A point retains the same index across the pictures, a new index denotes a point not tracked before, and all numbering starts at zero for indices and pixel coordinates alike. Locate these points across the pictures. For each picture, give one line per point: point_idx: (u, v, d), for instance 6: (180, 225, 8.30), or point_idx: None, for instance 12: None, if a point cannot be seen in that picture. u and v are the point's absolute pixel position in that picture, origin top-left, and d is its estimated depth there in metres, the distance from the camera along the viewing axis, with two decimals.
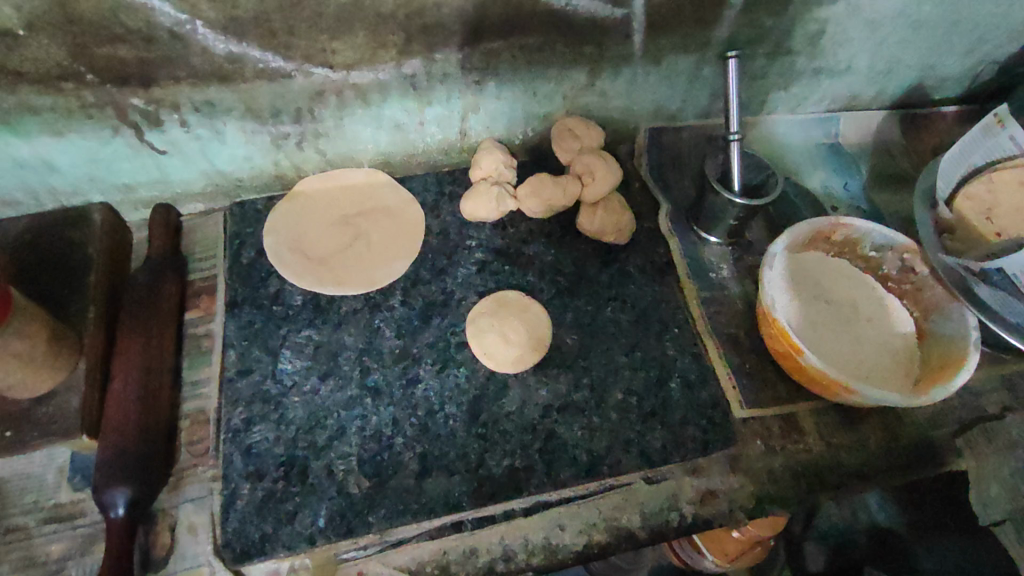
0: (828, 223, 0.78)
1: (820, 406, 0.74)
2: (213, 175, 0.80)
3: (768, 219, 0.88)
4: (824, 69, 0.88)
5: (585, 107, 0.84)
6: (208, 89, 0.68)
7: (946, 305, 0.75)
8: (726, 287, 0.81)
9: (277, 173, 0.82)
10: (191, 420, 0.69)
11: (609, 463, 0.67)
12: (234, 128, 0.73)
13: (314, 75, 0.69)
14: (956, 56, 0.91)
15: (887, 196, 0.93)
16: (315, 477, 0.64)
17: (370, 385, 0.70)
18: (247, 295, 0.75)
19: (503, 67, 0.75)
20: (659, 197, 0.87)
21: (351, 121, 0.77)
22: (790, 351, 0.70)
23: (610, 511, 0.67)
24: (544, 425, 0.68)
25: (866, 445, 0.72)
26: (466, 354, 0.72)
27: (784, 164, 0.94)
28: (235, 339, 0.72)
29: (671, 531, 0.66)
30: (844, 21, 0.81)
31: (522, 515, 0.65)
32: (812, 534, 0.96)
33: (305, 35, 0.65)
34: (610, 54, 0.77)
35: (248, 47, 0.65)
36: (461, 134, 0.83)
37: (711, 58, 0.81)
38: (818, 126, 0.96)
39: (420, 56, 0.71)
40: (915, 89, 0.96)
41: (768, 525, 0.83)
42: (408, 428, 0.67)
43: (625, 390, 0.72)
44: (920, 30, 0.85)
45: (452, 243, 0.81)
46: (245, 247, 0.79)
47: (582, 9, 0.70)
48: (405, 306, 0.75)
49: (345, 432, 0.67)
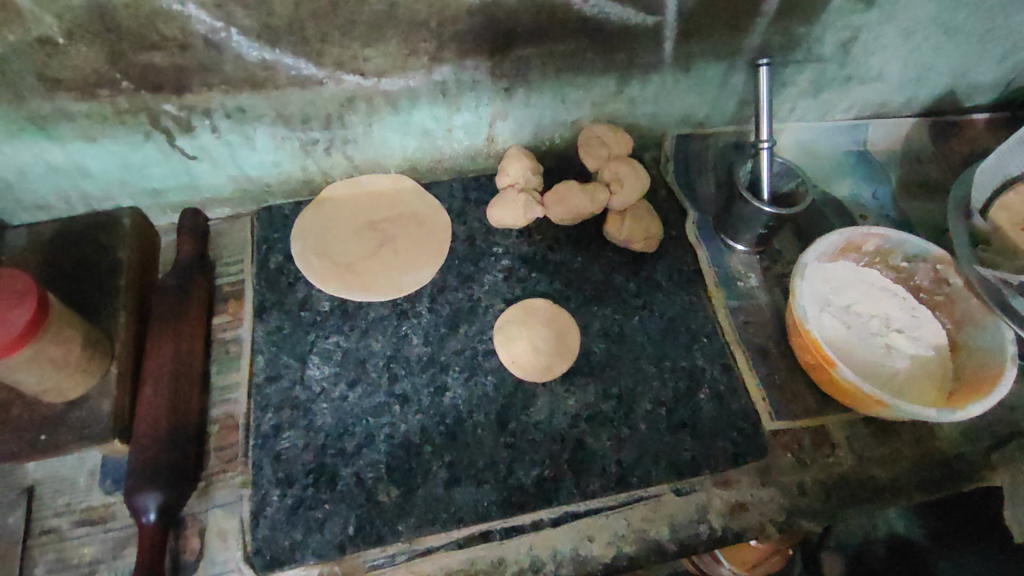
0: (859, 233, 0.77)
1: (851, 419, 0.73)
2: (241, 180, 0.80)
3: (797, 228, 0.87)
4: (855, 77, 0.87)
5: (613, 114, 0.84)
6: (239, 95, 0.68)
7: (979, 317, 0.74)
8: (754, 296, 0.80)
9: (304, 178, 0.82)
10: (219, 426, 0.69)
11: (638, 474, 0.67)
12: (264, 134, 0.74)
13: (345, 82, 0.69)
14: (989, 64, 0.89)
15: (917, 205, 0.92)
16: (344, 484, 0.64)
17: (399, 393, 0.70)
18: (276, 301, 0.76)
19: (532, 74, 0.75)
20: (687, 205, 0.86)
21: (380, 127, 0.77)
22: (822, 362, 0.70)
23: (640, 523, 0.65)
24: (573, 435, 0.68)
25: (898, 459, 0.71)
26: (494, 362, 0.72)
27: (812, 173, 0.93)
28: (264, 345, 0.73)
29: (701, 544, 0.65)
30: (877, 29, 0.80)
31: (550, 525, 0.64)
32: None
33: (338, 42, 0.65)
34: (640, 61, 0.76)
35: (281, 53, 0.65)
36: (488, 140, 0.83)
37: (742, 65, 0.80)
38: (847, 134, 0.95)
39: (452, 63, 0.71)
40: (947, 97, 0.95)
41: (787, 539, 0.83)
42: (436, 436, 0.67)
43: (654, 400, 0.71)
44: (954, 38, 0.84)
45: (478, 251, 0.81)
46: (273, 252, 0.79)
47: (614, 16, 0.70)
48: (432, 313, 0.75)
49: (374, 439, 0.67)
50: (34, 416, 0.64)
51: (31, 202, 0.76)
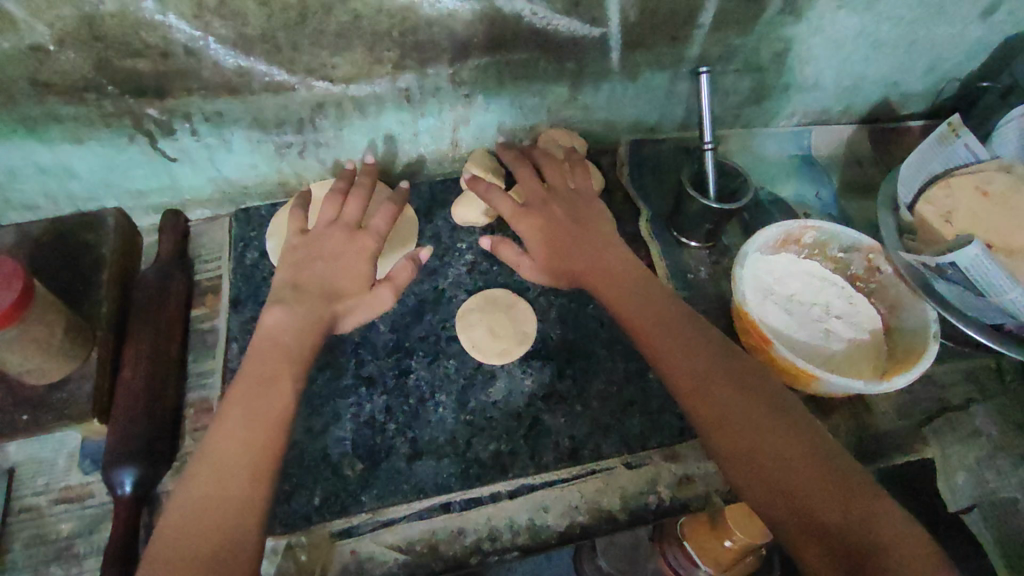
0: (797, 226, 0.82)
1: (792, 397, 0.78)
2: (220, 182, 0.86)
3: (743, 224, 0.93)
4: (793, 85, 0.94)
5: (568, 120, 0.91)
6: (217, 100, 0.74)
7: (907, 300, 0.79)
8: (703, 286, 0.86)
9: (280, 180, 0.88)
10: (194, 409, 0.73)
11: (590, 447, 0.71)
12: (241, 137, 0.79)
13: (316, 88, 0.76)
14: (918, 74, 0.97)
15: (857, 204, 0.99)
16: (313, 459, 0.68)
17: (365, 376, 0.74)
18: (250, 293, 0.80)
19: (490, 81, 0.81)
20: (640, 204, 0.92)
21: (350, 131, 0.83)
22: (761, 343, 0.74)
23: (592, 493, 0.70)
24: (529, 413, 0.72)
25: (836, 433, 0.76)
26: (456, 347, 0.77)
27: (760, 174, 0.99)
28: (238, 333, 0.77)
29: (649, 513, 0.69)
30: (808, 40, 0.87)
31: (507, 497, 0.68)
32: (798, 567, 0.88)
33: (307, 51, 0.71)
34: (590, 70, 0.83)
35: (255, 61, 0.71)
36: (452, 143, 0.90)
37: (684, 74, 0.88)
38: (791, 139, 1.02)
39: (414, 71, 0.77)
40: (882, 105, 1.02)
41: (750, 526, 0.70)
42: (399, 414, 0.71)
43: (606, 380, 0.76)
44: (881, 50, 0.91)
45: (443, 246, 0.86)
46: (249, 249, 0.84)
47: (561, 28, 0.77)
48: (399, 303, 0.80)
49: (341, 418, 0.71)
50: (17, 399, 0.67)
51: (20, 201, 0.81)
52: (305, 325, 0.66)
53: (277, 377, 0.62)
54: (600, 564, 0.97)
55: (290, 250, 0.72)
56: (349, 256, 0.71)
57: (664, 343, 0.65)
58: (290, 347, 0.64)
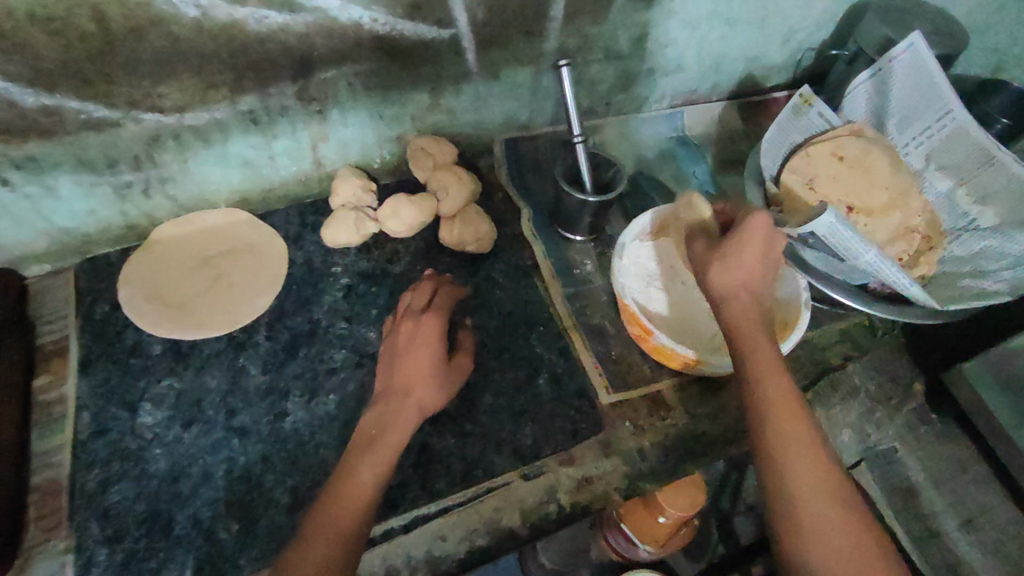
0: (671, 209, 0.83)
1: (682, 381, 0.78)
2: (54, 234, 0.77)
3: (625, 211, 0.93)
4: (657, 69, 0.95)
5: (436, 126, 0.87)
6: (27, 144, 0.66)
7: (781, 271, 0.80)
8: (590, 280, 0.85)
9: (128, 223, 0.80)
10: (42, 492, 0.65)
11: (483, 466, 0.69)
12: (68, 182, 0.72)
13: (144, 120, 0.69)
14: (775, 48, 1.00)
15: (732, 179, 1.01)
16: (181, 528, 0.63)
17: (237, 426, 0.69)
18: (102, 351, 0.73)
19: (342, 95, 0.77)
20: (521, 204, 0.91)
21: (196, 163, 0.77)
22: (643, 333, 0.75)
23: (491, 513, 0.67)
24: (417, 438, 0.70)
25: (726, 411, 0.76)
26: (336, 381, 0.73)
27: (637, 160, 1.00)
28: (90, 399, 0.70)
29: (551, 524, 0.67)
30: (663, 23, 0.88)
31: (401, 532, 0.65)
32: (741, 507, 1.02)
33: (125, 82, 0.65)
34: (447, 73, 0.80)
35: (63, 98, 0.64)
36: (315, 163, 0.85)
37: (547, 68, 0.86)
38: (665, 121, 1.02)
39: (254, 92, 0.72)
40: (746, 80, 1.04)
41: (686, 503, 0.80)
42: (277, 462, 0.67)
43: (495, 392, 0.74)
44: (735, 27, 0.93)
45: (317, 273, 0.82)
46: (98, 302, 0.77)
47: (407, 32, 0.73)
48: (271, 341, 0.75)
49: (211, 477, 0.66)
50: None
51: None
52: (424, 381, 0.66)
53: (392, 411, 0.64)
54: (542, 562, 0.98)
55: (409, 356, 0.68)
56: (422, 345, 0.68)
57: (804, 478, 0.52)
58: (403, 379, 0.66)
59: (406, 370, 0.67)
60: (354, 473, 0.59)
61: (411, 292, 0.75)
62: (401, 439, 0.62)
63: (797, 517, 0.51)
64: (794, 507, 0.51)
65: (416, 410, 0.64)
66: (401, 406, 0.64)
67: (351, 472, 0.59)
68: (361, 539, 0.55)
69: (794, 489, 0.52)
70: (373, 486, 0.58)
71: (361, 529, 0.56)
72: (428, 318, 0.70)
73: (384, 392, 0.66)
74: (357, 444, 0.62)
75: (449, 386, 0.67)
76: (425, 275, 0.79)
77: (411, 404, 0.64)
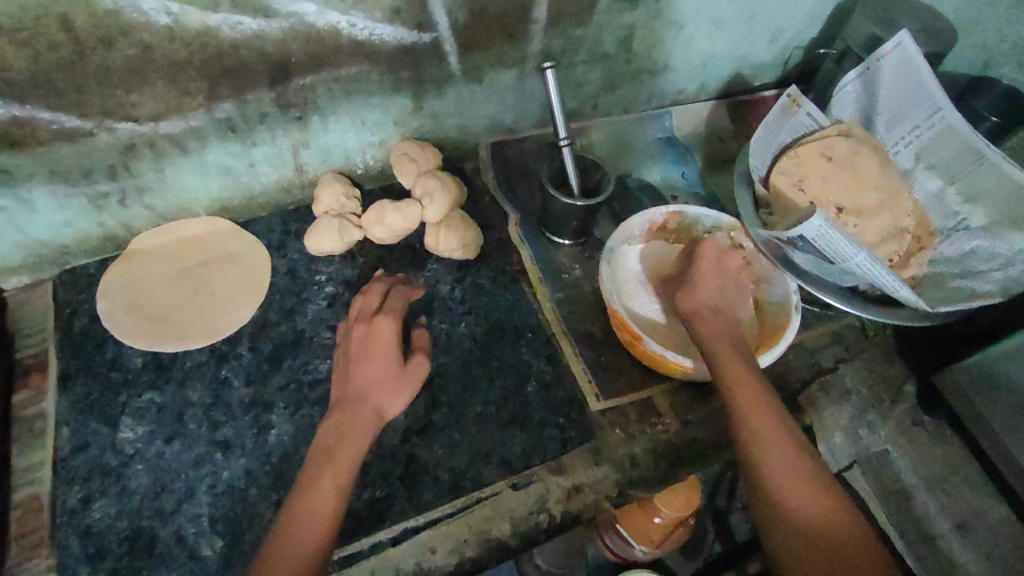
0: (660, 212, 0.81)
1: (672, 385, 0.76)
2: (31, 245, 0.75)
3: (614, 214, 0.92)
4: (644, 69, 0.94)
5: (420, 130, 0.86)
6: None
7: (771, 273, 0.79)
8: (579, 284, 0.84)
9: (106, 234, 0.78)
10: (21, 511, 0.64)
11: (471, 477, 0.68)
12: (43, 194, 0.70)
13: (119, 130, 0.68)
14: (762, 47, 0.99)
15: (720, 180, 1.00)
16: (164, 545, 0.62)
17: (220, 440, 0.68)
18: (81, 366, 0.72)
19: (322, 101, 0.76)
20: (508, 208, 0.90)
21: (174, 171, 0.75)
22: (632, 339, 0.74)
23: (481, 524, 0.66)
24: (405, 450, 0.69)
25: (719, 417, 0.75)
26: (320, 392, 0.72)
27: (625, 162, 0.99)
28: (69, 415, 0.69)
29: (541, 534, 0.67)
30: (649, 23, 0.87)
31: (389, 544, 0.64)
32: (736, 505, 1.00)
33: (98, 91, 0.64)
34: (430, 78, 0.79)
35: (34, 108, 0.62)
36: (297, 169, 0.83)
37: (531, 70, 0.85)
38: (653, 122, 1.01)
39: (231, 99, 0.70)
40: (734, 79, 1.03)
41: (681, 503, 0.77)
42: (262, 476, 0.66)
43: (484, 401, 0.74)
44: (722, 27, 0.92)
45: (301, 281, 0.80)
46: (77, 315, 0.76)
47: (386, 37, 0.72)
48: (254, 352, 0.74)
49: (194, 493, 0.65)
50: None
51: None
52: (377, 386, 0.65)
53: (343, 419, 0.63)
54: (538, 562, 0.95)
55: (362, 364, 0.66)
56: (377, 351, 0.66)
57: (777, 459, 0.58)
58: (359, 385, 0.65)
59: (360, 374, 0.65)
60: (315, 485, 0.57)
61: (361, 295, 0.73)
62: (358, 451, 0.60)
63: (772, 492, 0.57)
64: (768, 484, 0.57)
65: (373, 414, 0.63)
66: (357, 417, 0.63)
67: (309, 486, 0.57)
68: (326, 553, 0.54)
69: (771, 471, 0.58)
70: (334, 497, 0.57)
71: (325, 542, 0.54)
72: (380, 322, 0.68)
73: (338, 401, 0.65)
74: (314, 457, 0.60)
75: (409, 387, 0.66)
76: (375, 277, 0.78)
77: (368, 410, 0.63)
